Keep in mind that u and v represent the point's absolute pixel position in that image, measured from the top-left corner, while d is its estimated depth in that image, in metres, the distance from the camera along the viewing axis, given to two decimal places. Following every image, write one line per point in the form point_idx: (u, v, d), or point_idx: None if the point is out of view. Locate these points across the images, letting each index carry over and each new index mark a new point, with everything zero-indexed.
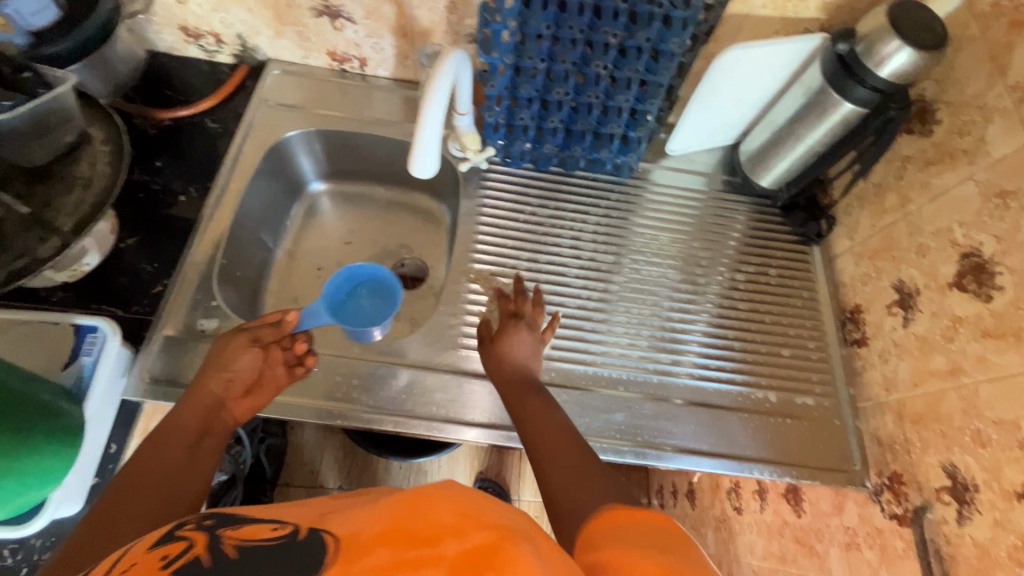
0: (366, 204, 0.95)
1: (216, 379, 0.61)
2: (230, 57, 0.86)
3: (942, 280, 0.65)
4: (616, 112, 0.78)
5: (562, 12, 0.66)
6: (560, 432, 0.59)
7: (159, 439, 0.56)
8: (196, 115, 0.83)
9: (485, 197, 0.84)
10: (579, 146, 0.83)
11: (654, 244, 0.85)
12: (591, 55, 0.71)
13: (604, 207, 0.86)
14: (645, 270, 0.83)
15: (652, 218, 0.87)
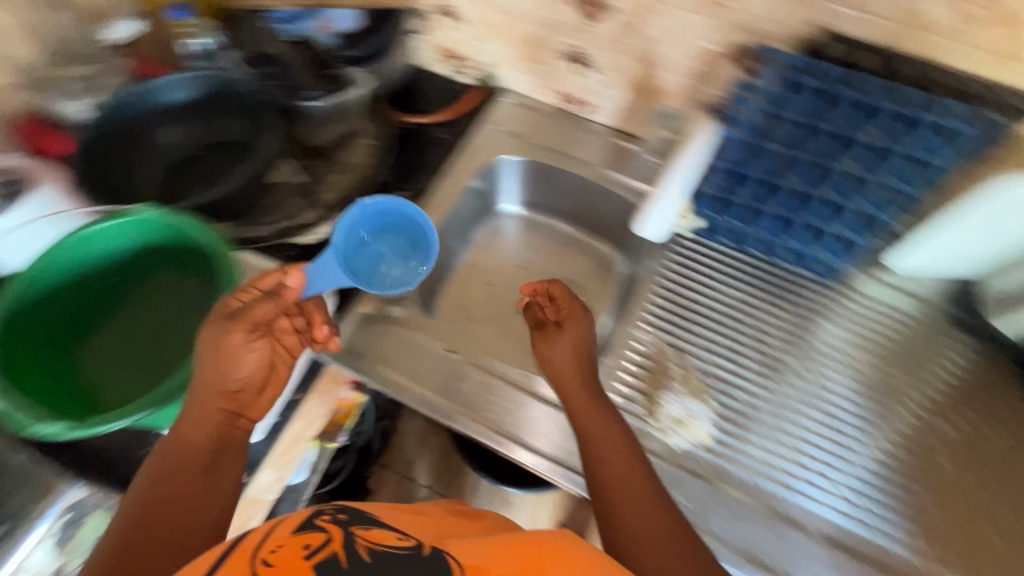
0: (547, 236, 0.98)
1: (214, 381, 0.51)
2: (472, 80, 0.95)
3: None
4: (845, 212, 0.72)
5: (822, 104, 0.64)
6: (627, 461, 0.57)
7: (171, 468, 0.48)
8: (428, 124, 0.91)
9: (671, 259, 0.82)
10: (790, 237, 0.78)
11: (840, 356, 0.77)
12: (839, 151, 0.67)
13: (796, 305, 0.80)
14: (823, 381, 0.75)
15: (849, 331, 0.78)
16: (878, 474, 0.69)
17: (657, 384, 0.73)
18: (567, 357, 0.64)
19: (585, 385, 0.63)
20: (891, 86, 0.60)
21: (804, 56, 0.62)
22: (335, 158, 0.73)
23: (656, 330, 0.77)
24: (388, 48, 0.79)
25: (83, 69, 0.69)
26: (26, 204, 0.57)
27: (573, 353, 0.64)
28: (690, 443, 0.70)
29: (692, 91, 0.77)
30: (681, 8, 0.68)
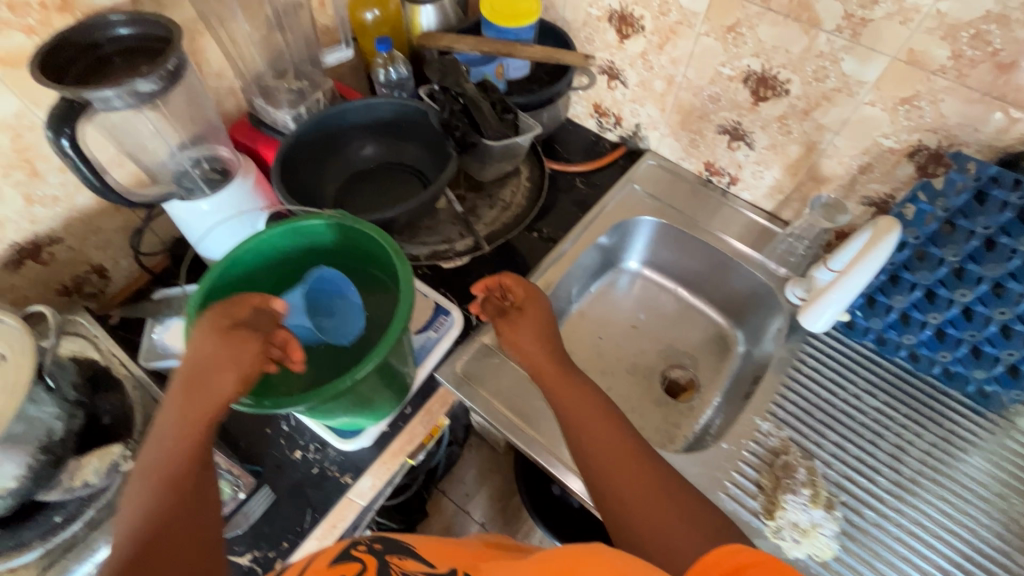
0: (663, 300, 0.96)
1: (213, 374, 0.47)
2: (616, 137, 0.98)
3: None
4: (1017, 342, 0.64)
5: (1014, 222, 0.59)
6: (620, 438, 0.56)
7: (154, 476, 0.45)
8: (571, 172, 0.94)
9: (806, 352, 0.78)
10: (945, 355, 0.71)
11: (991, 499, 0.67)
12: (1022, 275, 0.60)
13: (940, 429, 0.72)
14: (967, 524, 0.66)
15: (1003, 472, 0.69)
16: None
17: (774, 481, 0.68)
18: (532, 340, 0.66)
19: (557, 361, 0.64)
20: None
21: (1007, 172, 0.58)
22: (494, 195, 0.87)
23: (780, 422, 0.73)
24: (546, 103, 0.84)
25: (294, 82, 0.80)
26: (224, 194, 0.69)
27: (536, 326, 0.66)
28: (808, 555, 0.64)
29: (856, 182, 0.74)
30: (864, 102, 0.67)
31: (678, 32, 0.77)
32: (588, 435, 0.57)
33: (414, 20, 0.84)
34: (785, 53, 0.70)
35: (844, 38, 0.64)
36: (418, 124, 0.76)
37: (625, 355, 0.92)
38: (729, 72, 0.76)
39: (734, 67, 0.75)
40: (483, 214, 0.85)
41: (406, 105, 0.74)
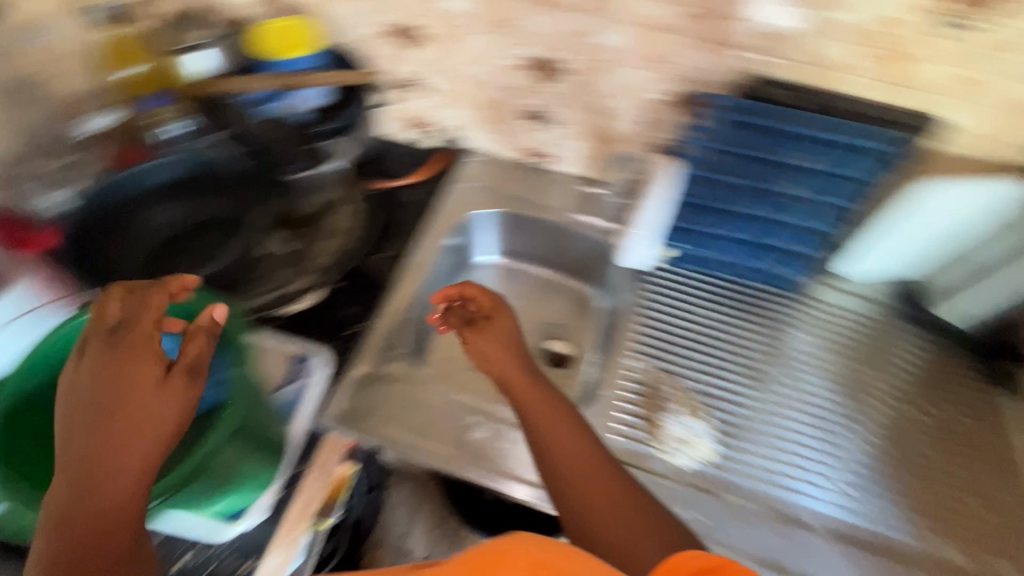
0: (525, 283, 1.01)
1: (141, 412, 0.46)
2: (436, 143, 1.00)
3: None
4: (790, 228, 0.81)
5: (757, 137, 0.74)
6: (589, 448, 0.61)
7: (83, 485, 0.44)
8: (401, 187, 0.95)
9: (648, 289, 0.88)
10: (745, 257, 0.87)
11: (813, 361, 0.82)
12: (773, 177, 0.77)
13: (767, 319, 0.86)
14: (803, 387, 0.80)
15: (817, 336, 0.85)
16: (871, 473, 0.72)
17: (654, 407, 0.77)
18: (497, 349, 0.69)
19: (523, 368, 0.67)
20: (813, 119, 0.70)
21: (738, 99, 0.72)
22: (321, 228, 0.85)
23: (646, 356, 0.81)
24: (347, 128, 0.84)
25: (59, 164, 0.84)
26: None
27: (506, 339, 0.70)
28: (701, 461, 0.72)
29: (643, 135, 0.85)
30: (628, 66, 0.77)
31: (458, 34, 0.81)
32: (554, 444, 0.61)
33: (177, 71, 0.82)
34: (553, 36, 0.77)
35: (594, 15, 0.73)
36: (206, 176, 0.80)
37: None
38: (513, 61, 0.82)
39: (516, 56, 0.81)
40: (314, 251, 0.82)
41: (184, 159, 0.77)
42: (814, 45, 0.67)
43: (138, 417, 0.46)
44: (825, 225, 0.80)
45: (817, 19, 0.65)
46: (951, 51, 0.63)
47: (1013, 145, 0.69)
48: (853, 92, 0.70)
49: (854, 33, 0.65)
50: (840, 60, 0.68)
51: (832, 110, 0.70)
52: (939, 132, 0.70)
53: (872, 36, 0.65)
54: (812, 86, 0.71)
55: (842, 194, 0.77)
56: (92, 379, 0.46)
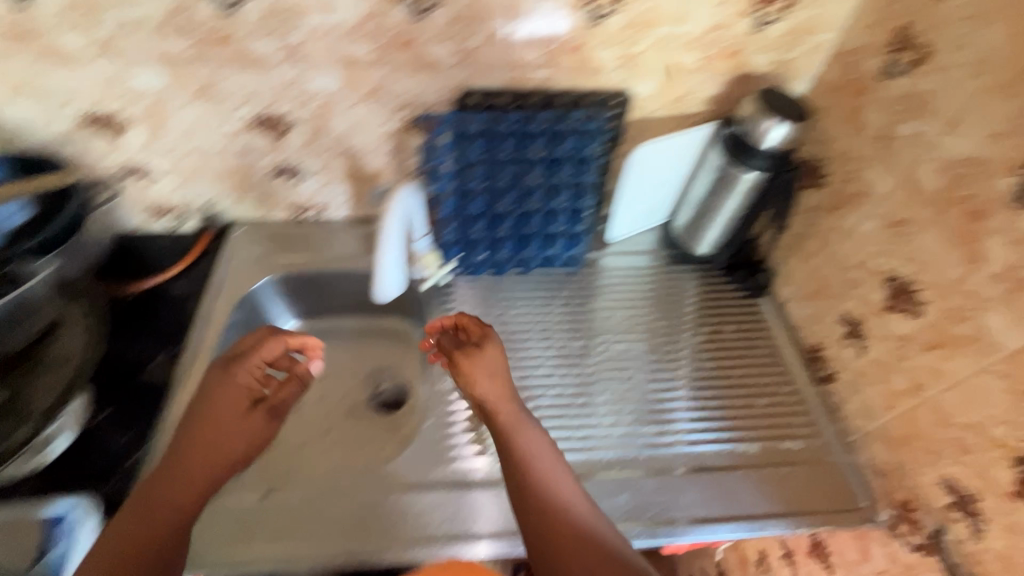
0: (339, 338, 0.98)
1: (221, 440, 0.60)
2: (196, 223, 0.94)
3: (877, 304, 0.70)
4: (558, 213, 0.87)
5: (489, 142, 0.78)
6: (564, 487, 0.60)
7: (150, 516, 0.55)
8: (165, 281, 0.88)
9: (451, 307, 0.87)
10: (531, 250, 0.90)
11: (615, 323, 0.89)
12: (523, 171, 0.81)
13: (573, 296, 0.91)
14: (613, 349, 0.86)
15: (619, 298, 0.92)
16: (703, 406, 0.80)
17: None
18: (488, 384, 0.66)
19: (507, 399, 0.65)
20: (531, 116, 0.77)
21: (461, 113, 0.76)
22: (42, 357, 0.69)
23: None
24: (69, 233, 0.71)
25: None
26: None
27: (485, 369, 0.66)
28: None
29: (395, 165, 0.87)
30: (349, 105, 0.78)
31: (164, 111, 0.76)
32: (546, 485, 0.59)
33: None
34: (264, 92, 0.75)
35: (294, 65, 0.72)
36: None
37: (331, 406, 0.91)
38: (236, 125, 0.79)
39: (236, 119, 0.78)
40: (37, 387, 0.67)
41: None
42: (502, 53, 0.73)
43: (233, 439, 0.61)
44: (576, 202, 0.86)
45: (493, 31, 0.71)
46: (608, 36, 0.72)
47: (686, 98, 0.81)
48: (551, 86, 0.77)
49: (527, 35, 0.71)
50: (529, 61, 0.74)
51: (551, 105, 0.78)
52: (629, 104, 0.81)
53: (544, 36, 0.72)
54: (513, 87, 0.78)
55: (576, 172, 0.83)
56: (187, 407, 0.63)
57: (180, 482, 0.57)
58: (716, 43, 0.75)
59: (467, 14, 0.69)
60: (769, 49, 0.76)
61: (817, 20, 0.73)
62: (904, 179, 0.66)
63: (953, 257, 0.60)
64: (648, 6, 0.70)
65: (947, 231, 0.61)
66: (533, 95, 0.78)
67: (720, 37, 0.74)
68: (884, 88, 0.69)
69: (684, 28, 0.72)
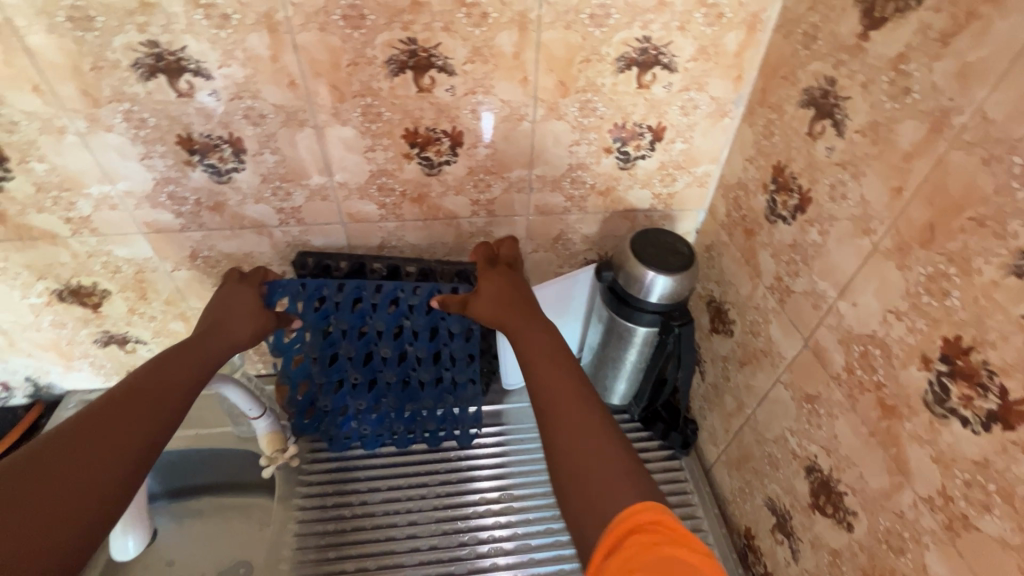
0: (190, 524, 0.81)
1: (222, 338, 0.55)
2: (24, 397, 0.80)
3: (803, 498, 0.55)
4: (429, 384, 0.71)
5: (328, 309, 0.65)
6: (579, 396, 0.47)
7: (148, 384, 0.46)
8: None
9: (311, 496, 0.71)
10: (402, 419, 0.74)
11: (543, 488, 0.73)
12: (377, 340, 0.67)
13: (505, 469, 0.75)
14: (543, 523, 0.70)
15: (540, 467, 0.75)
16: None
17: None
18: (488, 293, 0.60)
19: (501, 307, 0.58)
20: (380, 284, 0.65)
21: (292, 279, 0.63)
22: None
23: None
24: None
25: None
26: None
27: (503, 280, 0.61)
28: None
29: None
30: (168, 269, 0.67)
31: None
32: (538, 385, 0.49)
33: None
34: (63, 265, 0.65)
35: (89, 234, 0.62)
36: None
37: None
38: (40, 299, 0.68)
39: (37, 293, 0.67)
40: None
41: None
42: (332, 208, 0.64)
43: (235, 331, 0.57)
44: (456, 371, 0.71)
45: (314, 187, 0.61)
46: (451, 184, 0.63)
47: (565, 238, 0.71)
48: (399, 236, 0.67)
49: (356, 190, 0.62)
50: (368, 214, 0.65)
51: (399, 273, 0.67)
52: None
53: (376, 189, 0.62)
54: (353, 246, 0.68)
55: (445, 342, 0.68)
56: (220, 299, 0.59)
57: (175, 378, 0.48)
58: (580, 182, 0.65)
59: (277, 173, 0.59)
60: (644, 183, 0.66)
61: (692, 153, 0.63)
62: (805, 344, 0.53)
63: (873, 460, 0.46)
64: (490, 151, 0.60)
65: (860, 422, 0.47)
66: (377, 261, 0.67)
67: (583, 176, 0.64)
68: (773, 234, 0.57)
69: (538, 169, 0.63)
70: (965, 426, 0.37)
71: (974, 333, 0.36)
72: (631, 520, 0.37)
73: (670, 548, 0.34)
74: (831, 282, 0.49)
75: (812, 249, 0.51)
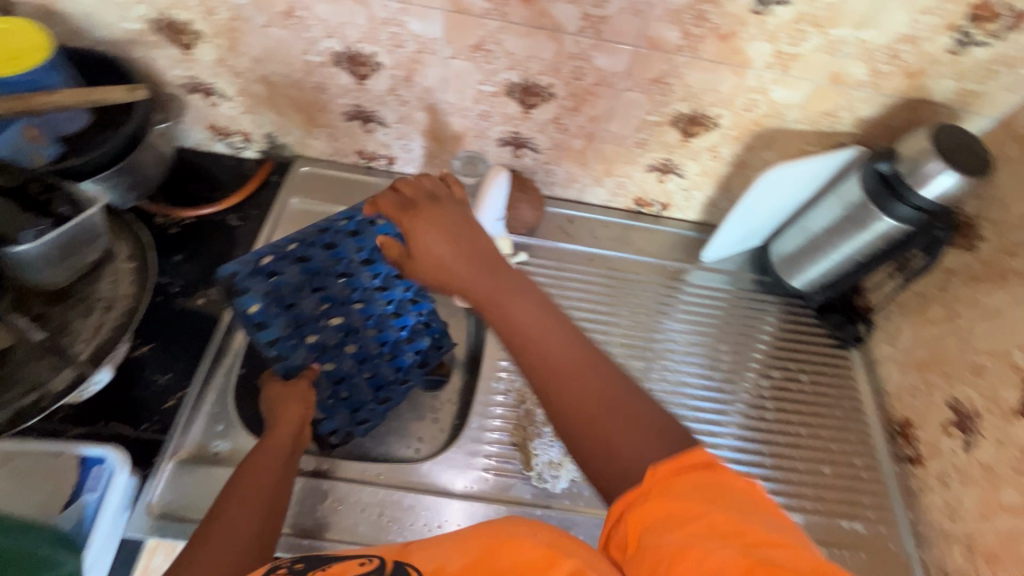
0: None
1: (284, 427, 0.59)
2: (257, 153, 0.86)
3: (1007, 405, 0.61)
4: (402, 306, 0.74)
5: (305, 265, 0.68)
6: (581, 376, 0.44)
7: (251, 472, 0.54)
8: (219, 212, 0.81)
9: None
10: (379, 371, 0.72)
11: (700, 342, 0.82)
12: (355, 271, 0.70)
13: None
14: (683, 372, 0.79)
15: (703, 326, 0.83)
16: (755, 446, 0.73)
17: (522, 426, 0.72)
18: (443, 247, 0.53)
19: (463, 258, 0.52)
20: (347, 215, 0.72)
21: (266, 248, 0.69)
22: (88, 297, 0.58)
23: (518, 374, 0.76)
24: (133, 141, 0.68)
25: None
26: None
27: (436, 223, 0.54)
28: (572, 481, 0.69)
29: (484, 131, 0.78)
30: (447, 56, 0.68)
31: (243, 30, 0.68)
32: (540, 355, 0.45)
33: None
34: (354, 27, 0.66)
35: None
36: None
37: None
38: (319, 58, 0.71)
39: (319, 52, 0.70)
40: (79, 328, 0.56)
41: None
42: (638, 26, 0.62)
43: (286, 409, 0.61)
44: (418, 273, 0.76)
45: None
46: (769, 28, 0.61)
47: (838, 114, 0.69)
48: (681, 73, 0.66)
49: (672, 13, 0.60)
50: (667, 42, 0.63)
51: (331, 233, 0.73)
52: (763, 107, 0.69)
53: (692, 16, 0.60)
54: (633, 77, 0.68)
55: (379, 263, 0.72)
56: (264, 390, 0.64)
57: (264, 461, 0.55)
58: (896, 57, 0.62)
59: None
60: (958, 76, 0.62)
61: None
62: None
63: None
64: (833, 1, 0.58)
65: None
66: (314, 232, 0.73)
67: (905, 51, 0.61)
68: None
69: (864, 32, 0.60)
70: None
71: None
72: (677, 466, 0.38)
73: (718, 476, 0.37)
74: None
75: None
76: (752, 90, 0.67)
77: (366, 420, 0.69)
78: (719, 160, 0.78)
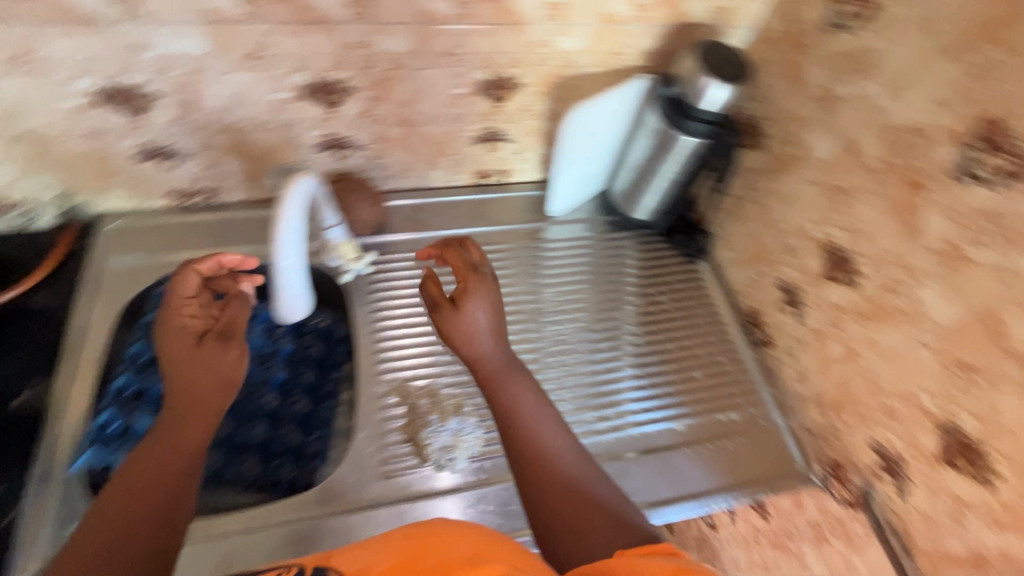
0: None
1: (199, 414, 0.52)
2: (53, 219, 0.76)
3: (815, 273, 0.70)
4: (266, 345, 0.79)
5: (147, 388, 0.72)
6: (563, 469, 0.53)
7: (148, 474, 0.48)
8: (21, 295, 0.72)
9: (377, 300, 0.79)
10: (292, 411, 0.76)
11: (573, 294, 0.85)
12: None
13: (404, 296, 0.80)
14: (562, 326, 0.81)
15: (571, 278, 0.86)
16: (639, 372, 0.78)
17: (414, 421, 0.71)
18: (485, 337, 0.56)
19: (494, 343, 0.56)
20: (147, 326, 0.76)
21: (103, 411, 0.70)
22: None
23: (399, 372, 0.74)
24: None
25: None
26: None
27: (484, 301, 0.56)
28: (472, 458, 0.69)
29: (296, 139, 0.74)
30: (223, 71, 0.64)
31: None
32: (533, 442, 0.53)
33: None
34: (106, 60, 0.61)
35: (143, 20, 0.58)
36: None
37: None
38: (79, 102, 0.64)
39: (76, 95, 0.63)
40: None
41: None
42: (405, 3, 0.62)
43: (200, 381, 0.52)
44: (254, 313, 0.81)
45: None
46: None
47: (621, 51, 0.73)
48: (467, 42, 0.67)
49: None
50: (439, 14, 0.64)
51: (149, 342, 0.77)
52: (554, 58, 0.72)
53: None
54: (422, 54, 0.67)
55: None
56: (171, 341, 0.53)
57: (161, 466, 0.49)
58: None
59: None
60: None
61: None
62: (843, 143, 0.64)
63: (889, 229, 0.60)
64: None
65: (885, 202, 0.60)
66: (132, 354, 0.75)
67: None
68: (829, 45, 0.64)
69: None
70: (980, 184, 0.51)
71: (1007, 110, 0.49)
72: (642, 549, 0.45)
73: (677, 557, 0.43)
74: (883, 82, 0.59)
75: (868, 56, 0.60)
76: (537, 45, 0.70)
77: (317, 454, 0.73)
78: (536, 117, 0.80)
